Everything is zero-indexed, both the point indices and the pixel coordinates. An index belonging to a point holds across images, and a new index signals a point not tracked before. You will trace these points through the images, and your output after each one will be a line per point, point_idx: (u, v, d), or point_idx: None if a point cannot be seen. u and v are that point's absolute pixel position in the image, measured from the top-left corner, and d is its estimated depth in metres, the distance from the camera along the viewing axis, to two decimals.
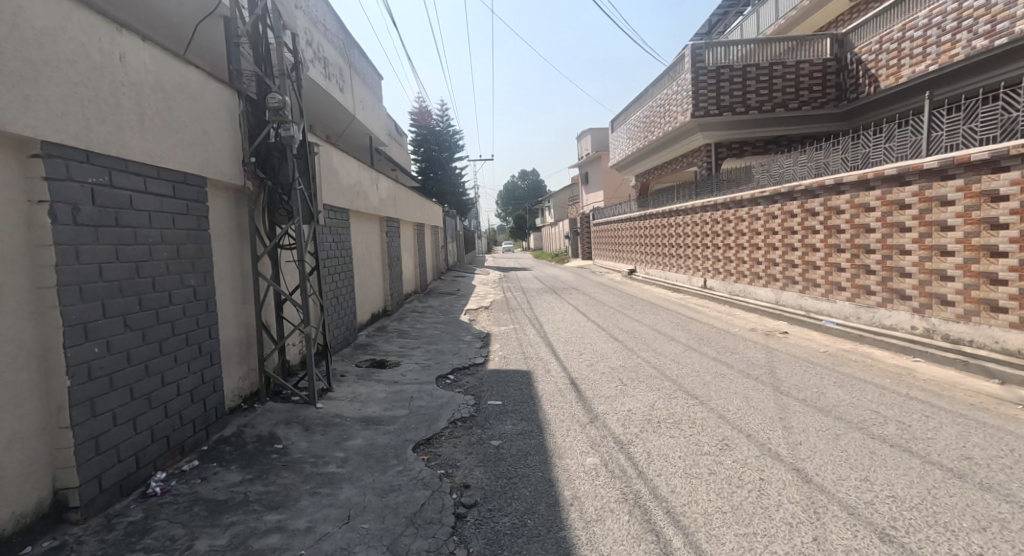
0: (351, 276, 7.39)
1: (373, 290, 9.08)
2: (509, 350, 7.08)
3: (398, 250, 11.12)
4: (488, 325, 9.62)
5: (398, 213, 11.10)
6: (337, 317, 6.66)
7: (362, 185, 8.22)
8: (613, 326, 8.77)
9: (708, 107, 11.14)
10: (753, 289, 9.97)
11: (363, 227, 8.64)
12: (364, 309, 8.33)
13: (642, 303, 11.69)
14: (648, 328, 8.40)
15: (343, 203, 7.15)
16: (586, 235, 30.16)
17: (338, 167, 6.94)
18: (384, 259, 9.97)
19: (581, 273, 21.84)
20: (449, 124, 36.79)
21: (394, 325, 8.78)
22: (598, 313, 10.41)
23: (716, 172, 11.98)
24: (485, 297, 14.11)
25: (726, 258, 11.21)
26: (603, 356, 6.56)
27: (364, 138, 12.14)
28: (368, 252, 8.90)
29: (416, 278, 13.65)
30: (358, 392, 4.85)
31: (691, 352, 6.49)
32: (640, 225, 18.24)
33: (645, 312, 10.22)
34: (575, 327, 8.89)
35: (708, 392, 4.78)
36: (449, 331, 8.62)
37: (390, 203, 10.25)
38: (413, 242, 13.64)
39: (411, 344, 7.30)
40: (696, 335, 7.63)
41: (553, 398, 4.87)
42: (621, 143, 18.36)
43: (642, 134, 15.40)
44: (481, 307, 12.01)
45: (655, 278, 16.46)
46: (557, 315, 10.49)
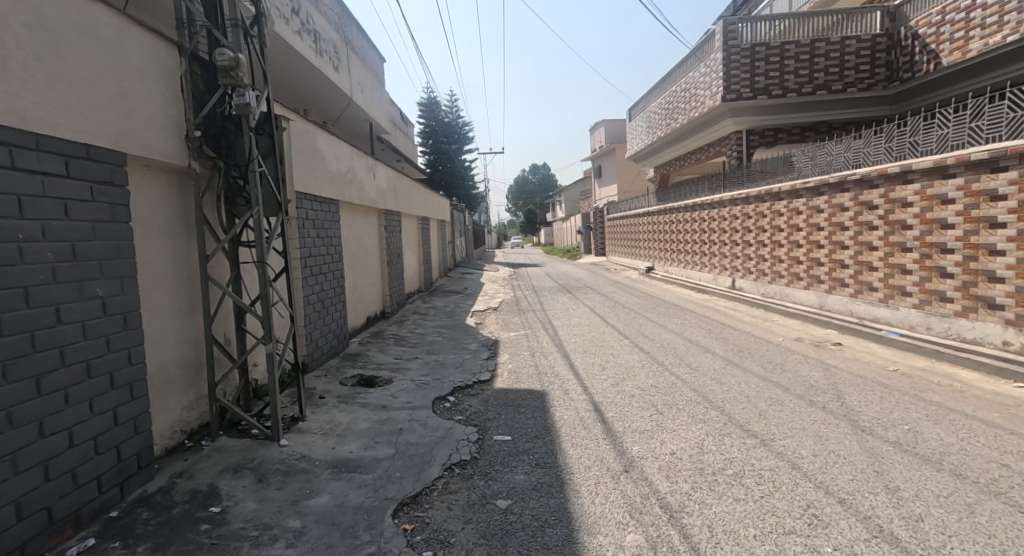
0: (341, 277, 6.52)
1: (369, 292, 8.22)
2: (520, 363, 6.18)
3: (399, 247, 10.24)
4: (496, 330, 8.72)
5: (399, 206, 10.20)
6: (322, 325, 5.80)
7: (356, 174, 7.34)
8: (637, 333, 7.85)
9: (741, 90, 10.13)
10: (791, 292, 8.95)
11: (358, 221, 7.78)
12: (357, 314, 7.46)
13: (664, 305, 10.74)
14: (676, 336, 7.49)
15: (332, 194, 6.28)
16: (599, 230, 29.13)
17: (325, 153, 6.06)
18: (383, 256, 9.09)
19: (594, 270, 20.87)
20: (458, 116, 35.87)
21: (392, 331, 7.91)
22: (618, 317, 9.51)
23: (747, 162, 10.96)
24: (494, 296, 13.24)
25: (758, 256, 10.19)
26: (629, 372, 5.66)
27: (365, 124, 11.28)
28: (363, 249, 8.02)
29: (421, 276, 12.80)
30: (336, 423, 3.97)
31: (733, 368, 5.56)
32: (658, 220, 17.20)
33: (670, 316, 9.28)
34: (593, 333, 7.97)
35: (767, 426, 3.87)
36: (453, 337, 7.75)
37: (389, 195, 9.37)
38: (416, 237, 12.77)
39: (407, 355, 6.42)
40: (732, 345, 6.71)
41: (574, 431, 3.98)
42: (639, 134, 17.35)
43: (663, 122, 14.38)
44: (489, 308, 11.14)
45: (674, 276, 15.43)
46: (573, 318, 9.58)
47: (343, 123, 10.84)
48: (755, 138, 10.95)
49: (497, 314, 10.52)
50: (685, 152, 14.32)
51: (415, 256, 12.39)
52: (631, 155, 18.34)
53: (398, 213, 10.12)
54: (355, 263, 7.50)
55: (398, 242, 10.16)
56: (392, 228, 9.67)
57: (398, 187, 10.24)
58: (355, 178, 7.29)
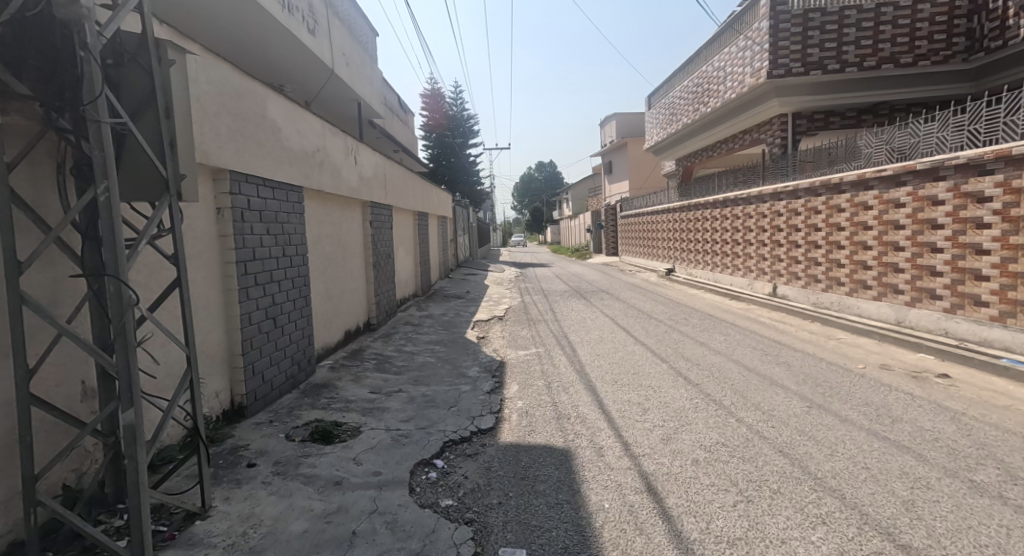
0: (304, 286, 5.11)
1: (349, 302, 6.82)
2: (532, 401, 4.76)
3: (389, 246, 8.85)
4: (502, 346, 7.32)
5: (388, 198, 8.80)
6: (273, 350, 4.41)
7: (329, 156, 5.93)
8: (674, 354, 6.43)
9: (790, 64, 8.68)
10: (857, 304, 7.48)
11: (334, 215, 6.39)
12: (331, 330, 6.07)
13: (696, 315, 9.31)
14: (724, 359, 6.09)
15: (291, 179, 4.88)
16: (611, 229, 27.61)
17: (280, 124, 4.65)
18: (367, 258, 7.70)
19: (606, 272, 19.41)
20: (462, 109, 34.49)
21: (375, 350, 6.51)
22: (645, 330, 8.12)
23: (794, 150, 9.52)
24: (500, 302, 11.85)
25: (809, 260, 8.72)
26: (679, 418, 4.24)
27: (354, 106, 9.91)
28: (341, 249, 6.63)
29: (417, 279, 11.39)
30: (254, 524, 2.56)
31: (821, 414, 4.14)
32: (680, 218, 15.74)
33: (708, 331, 7.83)
34: (620, 354, 6.54)
35: (932, 538, 2.43)
36: (449, 358, 6.35)
37: (376, 185, 7.97)
38: (412, 235, 11.39)
39: (387, 387, 5.01)
40: (801, 374, 5.30)
41: (624, 537, 2.57)
42: (658, 123, 15.92)
43: (690, 107, 12.93)
44: (493, 317, 9.77)
45: (699, 280, 13.97)
46: (591, 331, 8.19)
47: (328, 102, 9.50)
48: (803, 123, 9.50)
49: (503, 324, 9.12)
50: (715, 141, 12.85)
51: (410, 256, 11.00)
52: (651, 147, 16.84)
53: (387, 207, 8.72)
54: (328, 267, 6.11)
55: (388, 241, 8.76)
56: (380, 224, 8.27)
57: (388, 176, 8.86)
58: (329, 161, 5.90)
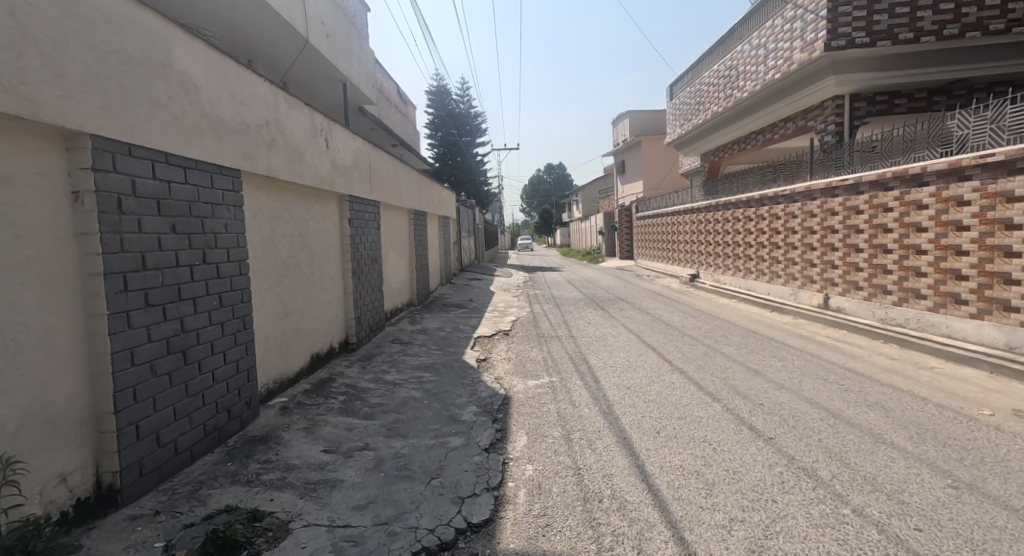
0: (238, 303, 3.79)
1: (317, 320, 5.53)
2: (545, 467, 3.45)
3: (376, 249, 7.58)
4: (506, 373, 6.00)
5: (374, 193, 7.51)
6: (180, 397, 3.09)
7: (285, 134, 4.64)
8: (724, 388, 5.09)
9: (853, 33, 7.31)
10: (947, 323, 6.09)
11: (295, 210, 5.10)
12: (287, 356, 4.78)
13: (735, 331, 7.95)
14: (792, 397, 4.73)
15: (218, 157, 3.57)
16: (624, 230, 26.24)
17: (199, 80, 3.34)
18: (343, 264, 6.41)
19: (622, 277, 18.04)
20: (470, 106, 33.30)
21: (346, 381, 5.20)
22: (680, 350, 6.77)
23: (851, 138, 8.20)
24: (506, 312, 10.57)
25: (875, 266, 7.36)
26: (761, 501, 2.92)
27: (338, 87, 8.66)
28: (307, 253, 5.35)
29: (411, 286, 10.13)
30: None
31: (978, 502, 2.79)
32: (705, 219, 14.36)
33: (757, 353, 6.47)
34: (655, 388, 5.21)
35: None
36: (438, 392, 5.04)
37: (356, 176, 6.67)
38: (407, 237, 10.13)
39: (348, 443, 3.70)
40: (907, 424, 3.94)
41: None
42: (681, 115, 14.59)
43: (720, 94, 11.58)
44: (497, 331, 8.48)
45: (729, 287, 12.59)
46: (613, 351, 6.86)
47: (307, 80, 8.26)
48: (863, 106, 8.15)
49: (509, 341, 7.82)
50: (749, 132, 11.45)
51: (404, 261, 9.73)
52: (672, 142, 15.47)
53: (371, 203, 7.42)
54: (284, 276, 4.81)
55: (373, 244, 7.47)
56: (362, 224, 6.97)
57: (374, 166, 7.58)
58: (284, 141, 4.62)
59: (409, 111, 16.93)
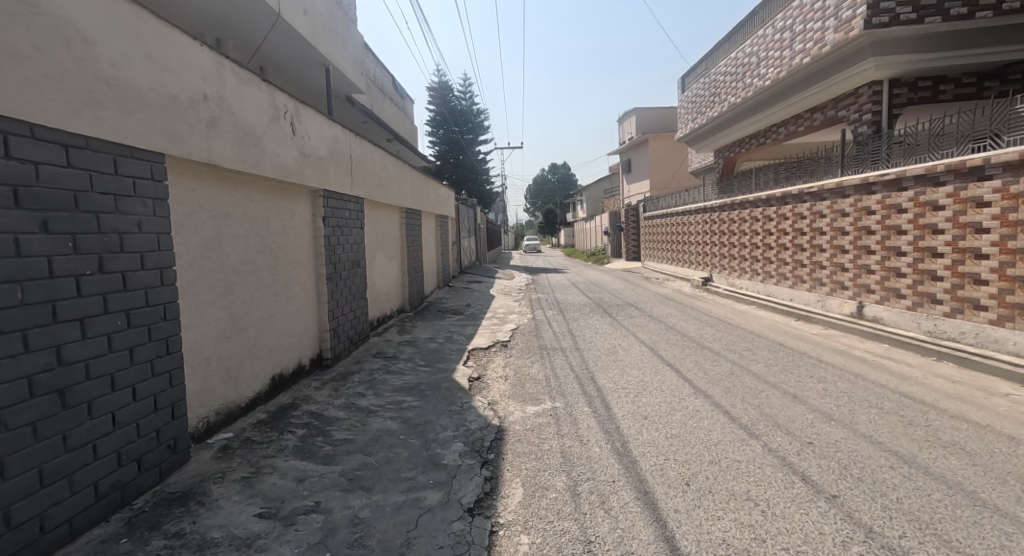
0: (157, 322, 2.98)
1: (279, 335, 4.75)
2: (546, 538, 2.65)
3: (359, 251, 6.79)
4: (502, 395, 5.19)
5: (357, 189, 6.73)
6: (54, 455, 2.30)
7: (233, 113, 3.83)
8: (761, 419, 4.26)
9: (896, 9, 6.52)
10: (1015, 338, 5.26)
11: (250, 206, 4.30)
12: (237, 379, 3.99)
13: (760, 343, 7.11)
14: (846, 432, 3.91)
15: (126, 135, 2.77)
16: (630, 230, 25.35)
17: (90, 32, 2.52)
18: (315, 268, 5.63)
19: (630, 280, 17.23)
20: (472, 103, 32.59)
21: (311, 408, 4.41)
22: (699, 368, 5.95)
23: (891, 129, 7.40)
24: (505, 320, 9.76)
25: (920, 271, 6.54)
26: None
27: (322, 72, 7.91)
28: (268, 257, 4.57)
29: (402, 292, 9.35)
30: None
31: None
32: (718, 219, 13.53)
33: (790, 372, 5.64)
34: (678, 418, 4.39)
35: None
36: (420, 424, 4.24)
37: (333, 168, 5.88)
38: (398, 238, 9.36)
39: (294, 503, 2.89)
40: (1003, 476, 3.13)
41: None
42: (693, 109, 13.80)
43: (737, 84, 10.78)
44: (495, 342, 7.66)
45: (746, 292, 11.75)
46: (624, 369, 6.03)
47: (286, 63, 7.51)
48: (904, 92, 7.39)
49: (507, 354, 7.01)
50: (769, 125, 10.63)
51: (393, 264, 8.95)
52: (683, 137, 14.64)
53: (354, 199, 6.62)
54: (233, 284, 4.02)
55: (356, 246, 6.67)
56: (340, 223, 6.17)
57: (357, 158, 6.79)
58: (232, 120, 3.82)
59: (407, 105, 16.16)
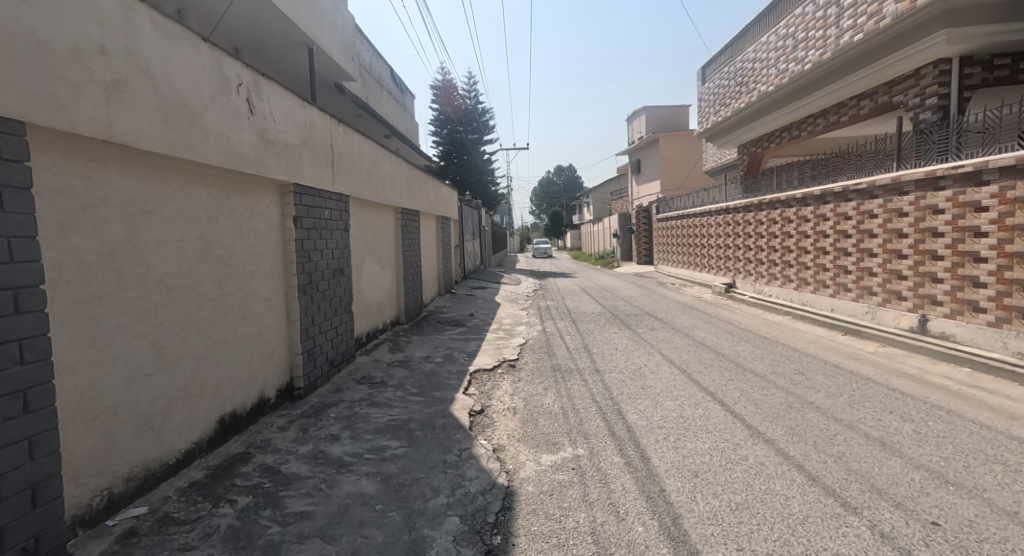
0: (2, 369, 2.01)
1: (231, 364, 3.79)
2: None
3: (342, 257, 5.83)
4: (510, 437, 4.20)
5: (340, 185, 5.77)
6: None
7: (154, 77, 2.87)
8: (851, 480, 3.25)
9: None
10: None
11: (188, 203, 3.35)
12: (162, 430, 3.02)
13: (810, 365, 6.10)
14: (974, 504, 2.91)
15: None
16: (642, 233, 24.33)
17: None
18: (284, 279, 4.67)
19: (644, 286, 16.21)
20: (477, 102, 31.76)
21: (265, 461, 3.44)
22: (746, 399, 4.95)
23: (962, 115, 6.42)
24: (512, 333, 8.78)
25: (1005, 280, 5.53)
26: None
27: (304, 53, 6.99)
28: (214, 266, 3.62)
29: (395, 302, 8.40)
30: None
31: None
32: (743, 220, 12.50)
33: (861, 405, 4.62)
34: (738, 475, 3.39)
35: None
36: (404, 486, 3.26)
37: (308, 159, 4.92)
38: (392, 242, 8.41)
39: None
40: None
41: None
42: (715, 102, 12.84)
43: (769, 71, 9.81)
44: (501, 362, 6.68)
45: (777, 301, 10.71)
46: (656, 400, 5.04)
47: (265, 42, 6.61)
48: (977, 72, 6.42)
49: (515, 378, 6.02)
50: (804, 117, 9.62)
51: (386, 271, 7.99)
52: (703, 133, 13.64)
53: (336, 198, 5.67)
54: (160, 305, 3.07)
55: (338, 251, 5.72)
56: (319, 225, 5.23)
57: (341, 149, 5.84)
58: (152, 87, 2.85)
59: (408, 100, 15.26)
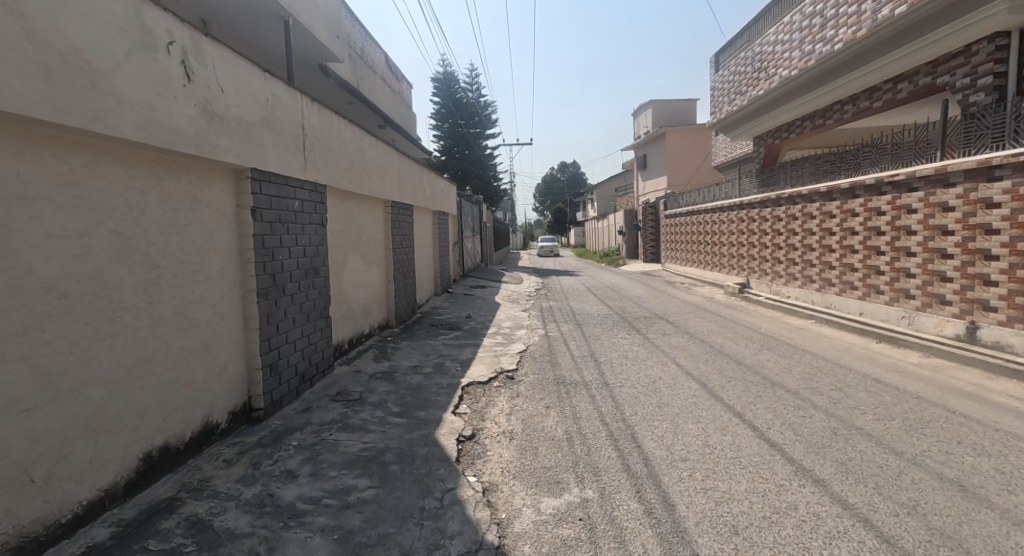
0: None
1: (165, 386, 3.12)
2: None
3: (317, 255, 5.14)
4: (504, 472, 3.51)
5: (315, 172, 5.08)
6: None
7: (28, 18, 2.20)
8: (938, 544, 2.54)
9: None
10: None
11: (97, 189, 2.67)
12: (50, 478, 2.36)
13: (847, 380, 5.39)
14: None
15: None
16: (649, 230, 23.57)
17: None
18: (240, 281, 3.99)
19: (653, 286, 15.48)
20: (479, 95, 31.05)
21: (194, 513, 2.75)
22: (781, 422, 4.25)
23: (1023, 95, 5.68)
24: (512, 338, 8.08)
25: None
26: None
27: (282, 27, 6.33)
28: (137, 267, 2.93)
29: (383, 305, 7.71)
30: None
31: None
32: (760, 217, 11.75)
33: (919, 432, 3.92)
34: (790, 534, 2.68)
35: None
36: (365, 549, 2.57)
37: (271, 140, 4.24)
38: (381, 238, 7.73)
39: None
40: None
41: None
42: (730, 90, 12.10)
43: (794, 53, 9.08)
44: (498, 373, 5.98)
45: (798, 303, 9.98)
46: (675, 423, 4.34)
47: (237, 14, 5.93)
48: None
49: (513, 393, 5.32)
50: (830, 104, 8.86)
51: (372, 270, 7.30)
52: (715, 124, 12.91)
53: (309, 187, 4.98)
54: (48, 318, 2.39)
55: (311, 249, 5.02)
56: (287, 218, 4.54)
57: (316, 132, 5.16)
58: (23, 30, 2.18)
59: (405, 90, 14.59)
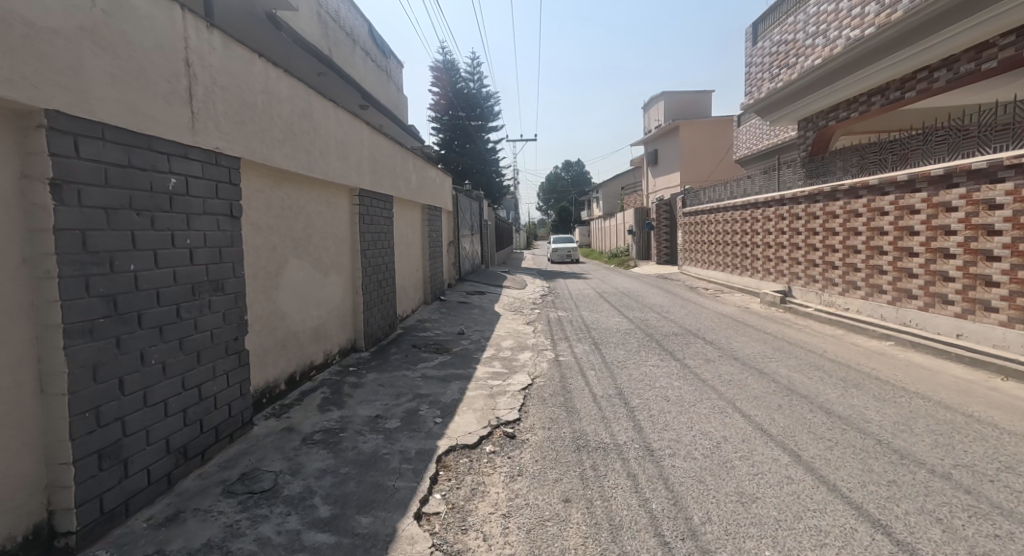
0: None
1: None
2: None
3: (216, 261, 3.42)
4: None
5: (214, 135, 3.36)
6: None
7: None
8: None
9: None
10: None
11: None
12: None
13: (1011, 450, 3.62)
14: None
15: None
16: (663, 228, 21.76)
17: None
18: (32, 312, 2.27)
19: (674, 292, 13.73)
20: (481, 85, 29.38)
21: None
22: (963, 549, 2.52)
23: None
24: (514, 365, 6.34)
25: None
26: None
27: None
28: None
29: (346, 323, 6.00)
30: None
31: None
32: (808, 213, 10.00)
33: None
34: None
35: None
36: None
37: (111, 70, 2.53)
38: (344, 237, 6.02)
39: None
40: None
41: None
42: (770, 65, 10.35)
43: (868, 7, 7.33)
44: (492, 430, 4.24)
45: (862, 317, 8.23)
46: (782, 547, 2.60)
47: None
48: None
49: (513, 468, 3.59)
50: (913, 71, 7.12)
51: (328, 277, 5.59)
52: (751, 105, 11.14)
53: (201, 157, 3.26)
54: None
55: (206, 253, 3.31)
56: (149, 201, 2.83)
57: (222, 77, 3.43)
58: None
59: (394, 70, 12.92)
